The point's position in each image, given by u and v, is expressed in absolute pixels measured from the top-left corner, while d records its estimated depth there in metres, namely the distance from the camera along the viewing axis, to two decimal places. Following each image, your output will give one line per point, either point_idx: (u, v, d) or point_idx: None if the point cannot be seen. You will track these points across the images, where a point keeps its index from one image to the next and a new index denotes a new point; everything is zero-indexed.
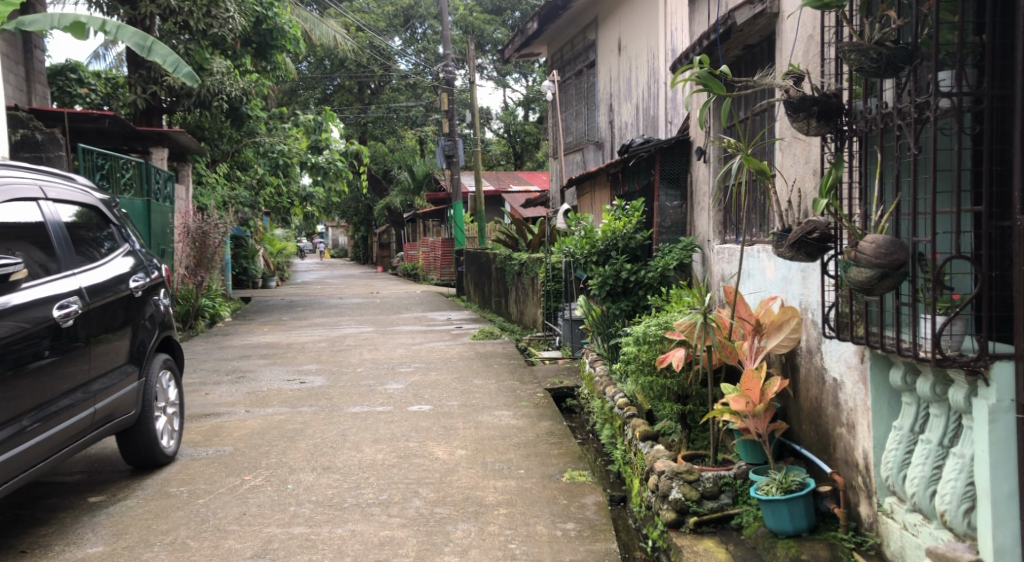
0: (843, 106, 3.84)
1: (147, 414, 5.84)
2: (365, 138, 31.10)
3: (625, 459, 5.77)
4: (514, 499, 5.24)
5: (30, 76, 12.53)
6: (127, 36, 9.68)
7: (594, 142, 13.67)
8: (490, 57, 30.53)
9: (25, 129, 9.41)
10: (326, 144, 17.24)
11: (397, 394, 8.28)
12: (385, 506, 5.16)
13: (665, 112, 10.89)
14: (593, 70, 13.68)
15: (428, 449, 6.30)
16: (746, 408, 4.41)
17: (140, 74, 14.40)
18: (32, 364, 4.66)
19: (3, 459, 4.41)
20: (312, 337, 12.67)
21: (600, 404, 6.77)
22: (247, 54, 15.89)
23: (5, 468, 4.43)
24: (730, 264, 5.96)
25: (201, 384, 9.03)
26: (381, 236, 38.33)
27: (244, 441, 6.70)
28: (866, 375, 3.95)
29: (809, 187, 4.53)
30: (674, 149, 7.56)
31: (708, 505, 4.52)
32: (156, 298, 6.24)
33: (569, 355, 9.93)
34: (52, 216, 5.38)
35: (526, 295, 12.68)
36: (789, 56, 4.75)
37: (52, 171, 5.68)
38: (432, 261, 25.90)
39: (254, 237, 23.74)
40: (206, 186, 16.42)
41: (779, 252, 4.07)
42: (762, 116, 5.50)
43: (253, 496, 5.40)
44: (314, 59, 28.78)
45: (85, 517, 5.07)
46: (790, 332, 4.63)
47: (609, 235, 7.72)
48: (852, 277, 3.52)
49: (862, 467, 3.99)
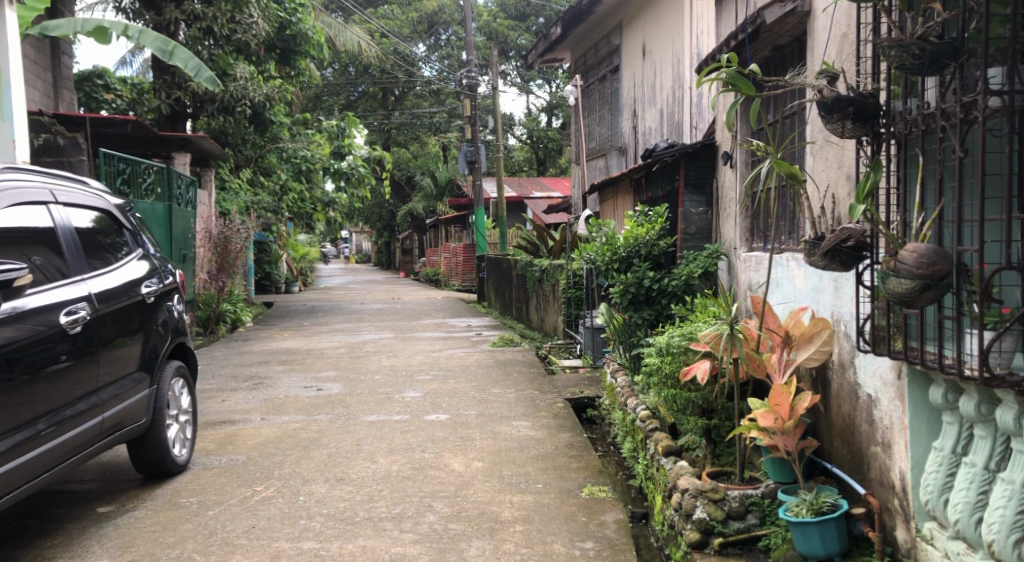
0: (880, 107, 3.65)
1: (158, 422, 5.70)
2: (389, 144, 31.05)
3: (647, 474, 5.56)
4: (530, 515, 5.06)
5: (59, 83, 12.54)
6: (149, 40, 9.58)
7: (618, 147, 13.48)
8: (513, 64, 30.41)
9: (47, 133, 9.17)
10: (349, 150, 17.12)
11: (414, 402, 8.12)
12: (398, 521, 4.99)
13: (690, 117, 10.69)
14: (617, 75, 13.49)
15: (444, 461, 6.13)
16: (774, 424, 4.19)
17: (164, 80, 14.43)
18: (48, 367, 4.58)
19: (15, 463, 4.31)
20: (331, 343, 12.55)
21: (621, 416, 6.57)
22: (271, 60, 15.86)
23: (16, 474, 4.33)
24: (758, 273, 5.75)
25: (218, 390, 8.91)
26: (402, 241, 38.27)
27: (257, 450, 6.56)
28: (903, 392, 3.74)
29: (842, 193, 4.32)
30: (700, 155, 7.35)
31: (734, 526, 4.32)
32: (169, 304, 6.11)
33: (590, 364, 9.73)
34: (63, 221, 5.22)
35: (547, 302, 12.50)
36: (821, 57, 4.56)
37: (63, 174, 5.53)
38: (453, 267, 25.79)
39: (278, 242, 23.71)
40: (229, 191, 16.24)
41: (811, 261, 3.87)
42: (791, 120, 5.29)
43: (264, 507, 5.26)
44: (338, 65, 28.77)
45: (93, 529, 4.95)
46: (822, 345, 4.41)
47: (632, 242, 7.55)
48: (890, 288, 3.31)
49: (899, 490, 3.77)
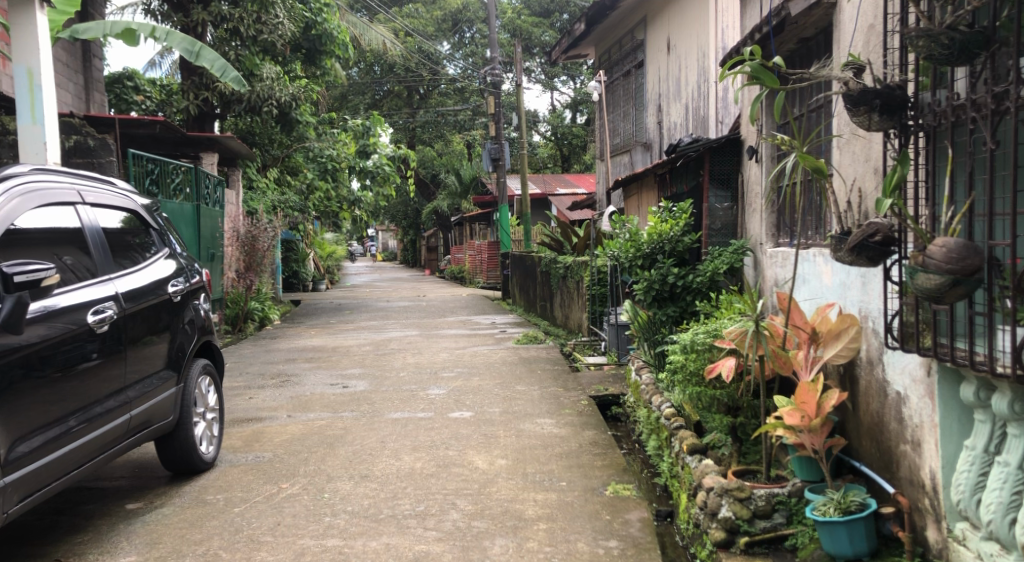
0: (908, 99, 3.58)
1: (186, 420, 5.73)
2: (414, 142, 31.09)
3: (672, 472, 5.51)
4: (554, 513, 5.04)
5: (89, 85, 12.69)
6: (176, 41, 9.63)
7: (642, 142, 13.40)
8: (538, 60, 30.35)
9: (78, 134, 9.24)
10: (375, 149, 17.32)
11: (438, 400, 8.12)
12: (422, 518, 4.99)
13: (716, 111, 10.60)
14: (641, 70, 13.40)
15: (468, 458, 6.12)
16: (801, 422, 4.14)
17: (192, 80, 14.54)
18: (80, 365, 4.64)
19: (47, 460, 4.35)
20: (357, 340, 12.59)
21: (646, 413, 6.52)
22: (296, 60, 15.95)
23: (48, 470, 4.37)
24: (784, 269, 5.67)
25: (245, 388, 8.97)
26: (427, 239, 38.35)
27: (283, 447, 6.59)
28: (933, 390, 3.67)
29: (870, 187, 4.24)
30: (725, 149, 7.28)
31: (761, 525, 4.26)
32: (195, 302, 6.14)
33: (615, 361, 9.68)
34: (91, 222, 5.26)
35: (571, 299, 12.45)
36: (847, 49, 4.49)
37: (91, 175, 5.57)
38: (478, 265, 25.80)
39: (305, 240, 23.86)
40: (257, 191, 16.33)
41: (838, 257, 3.82)
42: (818, 113, 5.22)
43: (289, 505, 5.27)
44: (363, 65, 28.88)
45: (121, 525, 4.99)
46: (849, 342, 4.36)
47: (655, 238, 7.47)
48: (918, 284, 3.24)
49: (930, 489, 3.69)
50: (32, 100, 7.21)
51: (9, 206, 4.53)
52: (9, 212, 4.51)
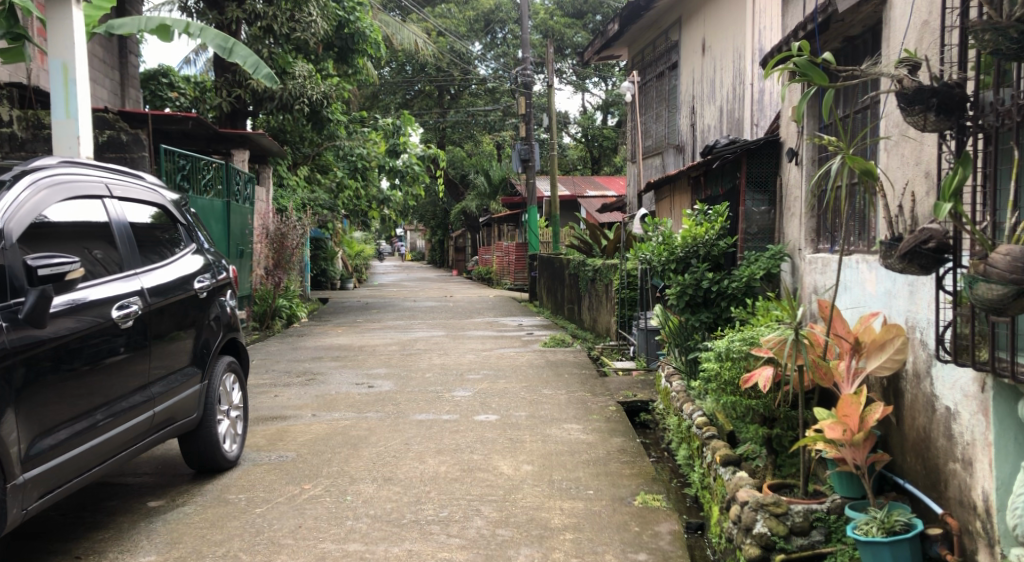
0: (967, 97, 3.39)
1: (209, 418, 5.64)
2: (444, 142, 31.07)
3: (703, 483, 5.36)
4: (581, 523, 4.89)
5: (125, 81, 12.74)
6: (210, 37, 9.57)
7: (674, 145, 13.21)
8: (569, 62, 30.23)
9: (111, 129, 9.22)
10: (404, 148, 16.81)
11: (464, 402, 8.01)
12: (445, 524, 4.86)
13: (752, 114, 10.40)
14: (675, 72, 13.22)
15: (493, 463, 5.99)
16: (843, 436, 3.97)
17: (225, 78, 14.63)
18: (107, 359, 4.60)
19: (73, 452, 4.30)
20: (384, 340, 12.51)
21: (677, 421, 6.35)
22: (329, 59, 15.90)
23: (74, 463, 4.32)
24: (824, 275, 5.49)
25: (271, 385, 8.92)
26: (454, 240, 38.28)
27: (307, 447, 6.50)
28: (987, 406, 3.47)
29: (920, 191, 4.05)
30: (762, 151, 7.09)
31: (797, 542, 4.10)
32: (221, 299, 6.05)
33: (643, 366, 9.51)
34: (118, 216, 5.18)
35: (600, 303, 12.27)
36: (899, 47, 4.30)
37: (119, 169, 5.49)
38: (505, 266, 25.72)
39: (334, 239, 23.91)
40: (287, 188, 16.34)
41: (888, 264, 3.65)
42: (864, 113, 5.04)
43: (311, 507, 5.17)
44: (395, 64, 28.89)
45: (142, 523, 4.90)
46: (894, 353, 4.18)
47: (690, 242, 7.31)
48: (977, 294, 3.06)
49: (982, 511, 3.50)
50: (66, 94, 7.20)
51: (37, 198, 4.46)
52: (36, 204, 4.45)
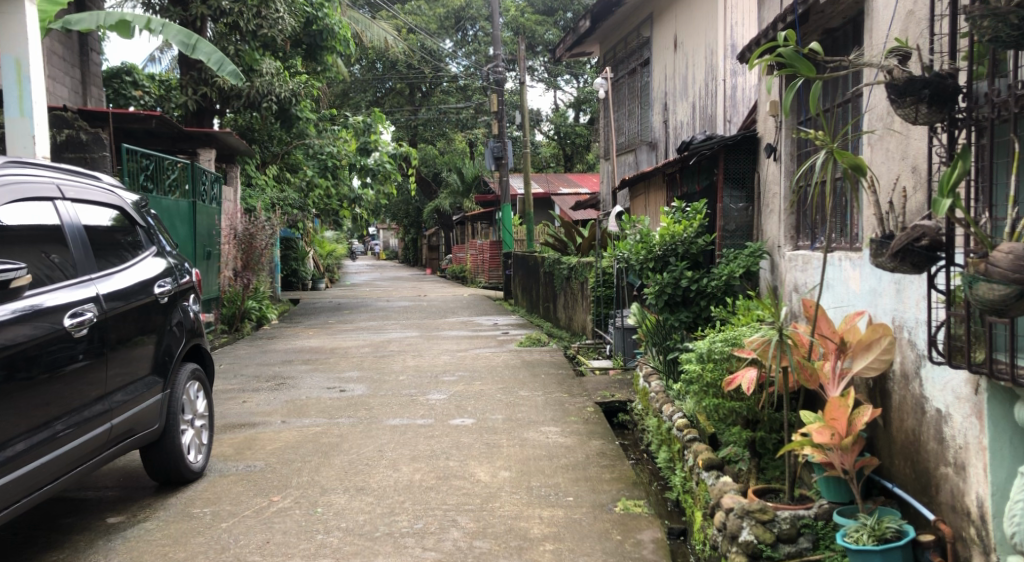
0: (961, 88, 3.28)
1: (173, 428, 5.40)
2: (416, 140, 30.75)
3: (685, 487, 5.22)
4: (561, 532, 4.73)
5: (87, 79, 12.38)
6: (172, 34, 9.23)
7: (647, 142, 13.10)
8: (540, 59, 30.09)
9: (69, 128, 8.90)
10: (376, 145, 16.84)
11: (438, 405, 7.81)
12: (420, 537, 4.68)
13: (724, 109, 10.35)
14: (647, 68, 13.09)
15: (470, 470, 5.82)
16: (831, 440, 3.86)
17: (191, 75, 14.24)
18: (67, 367, 4.38)
19: (32, 464, 4.10)
20: (357, 341, 12.29)
21: (656, 423, 6.20)
22: (297, 56, 15.63)
23: (32, 477, 4.11)
24: (805, 273, 5.39)
25: (239, 391, 8.66)
26: (427, 237, 37.95)
27: (276, 456, 6.27)
28: (982, 409, 3.37)
29: (908, 186, 3.93)
30: (739, 146, 6.97)
31: (785, 550, 3.98)
32: (184, 304, 5.80)
33: (620, 365, 9.35)
34: (70, 219, 4.91)
35: (575, 301, 12.14)
36: (883, 38, 4.16)
37: (73, 170, 5.22)
38: (479, 265, 25.53)
39: (305, 238, 23.61)
40: (256, 187, 16.00)
41: (879, 262, 3.55)
42: (845, 108, 4.93)
43: (279, 520, 4.96)
44: (365, 62, 28.54)
45: (101, 542, 4.67)
46: (881, 353, 4.06)
47: (668, 240, 7.16)
48: (977, 293, 2.95)
49: (977, 517, 3.40)
50: (20, 92, 6.90)
51: None
52: None
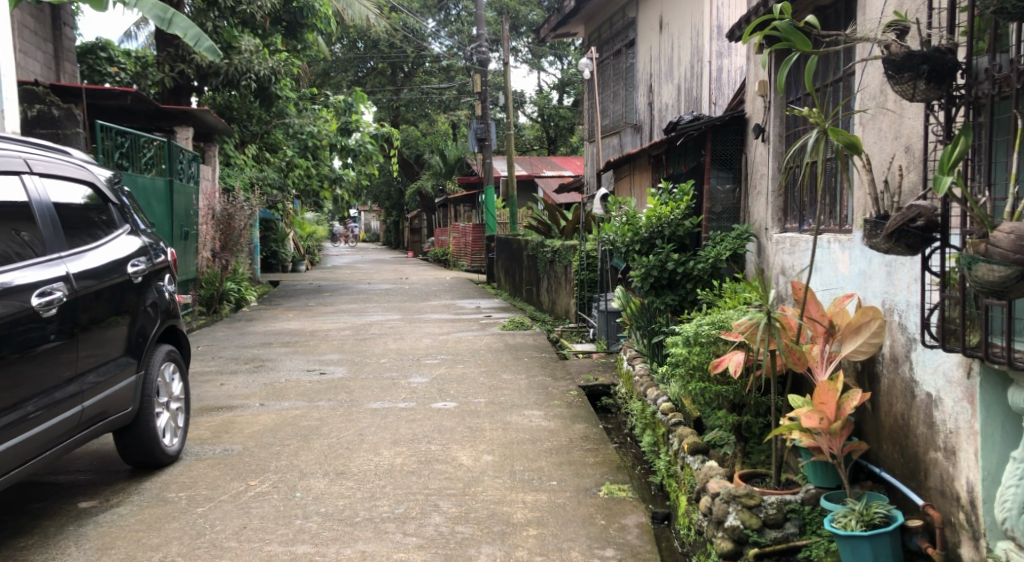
0: (960, 64, 3.21)
1: (148, 411, 5.26)
2: (398, 121, 30.48)
3: (669, 471, 5.15)
4: (545, 517, 4.65)
5: (60, 54, 12.10)
6: (147, 7, 8.94)
7: (632, 124, 13.01)
8: (524, 40, 29.89)
9: (41, 104, 8.70)
10: (357, 126, 16.69)
11: (420, 388, 7.72)
12: (401, 522, 4.59)
13: (708, 92, 10.27)
14: (632, 50, 12.96)
15: (452, 454, 5.73)
16: (819, 425, 3.80)
17: (168, 52, 14.01)
18: (38, 347, 4.26)
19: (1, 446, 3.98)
20: (338, 324, 12.15)
21: (640, 406, 6.13)
22: (277, 33, 15.40)
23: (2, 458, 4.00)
24: (792, 256, 5.35)
25: (217, 373, 8.52)
26: (409, 220, 37.67)
27: (254, 439, 6.15)
28: (974, 393, 3.32)
29: (901, 166, 3.88)
30: (727, 127, 6.92)
31: (771, 535, 3.92)
32: (159, 284, 5.65)
33: (603, 349, 9.29)
34: (39, 195, 4.72)
35: (558, 285, 12.05)
36: (878, 15, 4.11)
37: (42, 144, 5.04)
38: (462, 247, 25.40)
39: (285, 219, 23.37)
40: (234, 167, 15.69)
41: (873, 244, 3.52)
42: (836, 88, 4.87)
43: (257, 505, 4.85)
44: (348, 41, 28.23)
45: (72, 527, 4.55)
46: (871, 337, 3.99)
47: (655, 222, 7.04)
48: (978, 275, 2.90)
49: (966, 503, 3.35)
50: None
51: None
52: None
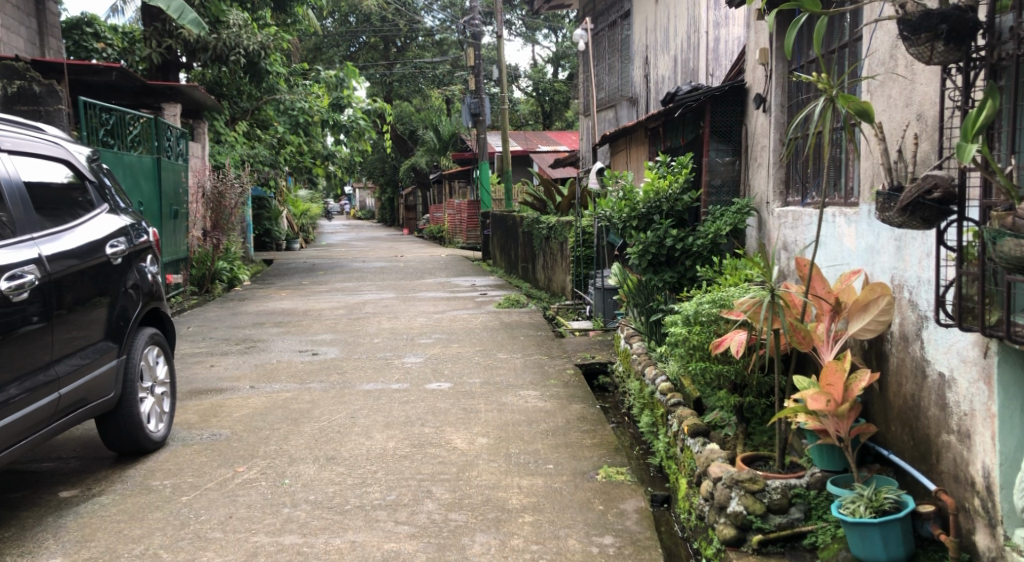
0: (981, 23, 3.05)
1: (130, 395, 5.09)
2: (391, 97, 30.17)
3: (669, 453, 5.01)
4: (541, 503, 4.51)
5: (44, 30, 11.82)
6: None
7: (628, 97, 12.76)
8: (518, 13, 29.55)
9: (21, 79, 8.38)
10: (349, 101, 16.44)
11: (414, 369, 7.57)
12: (392, 509, 4.45)
13: (705, 63, 10.02)
14: (628, 21, 12.71)
15: (445, 437, 5.57)
16: (826, 407, 3.64)
17: (155, 27, 13.64)
18: (17, 329, 4.10)
19: None
20: (332, 303, 11.98)
21: (638, 385, 5.97)
22: (266, 7, 15.15)
23: None
24: (794, 230, 5.19)
25: (207, 355, 8.35)
26: (404, 197, 37.39)
27: (243, 424, 6.00)
28: (991, 374, 3.16)
29: (910, 136, 3.72)
30: (726, 98, 6.73)
31: (775, 521, 3.77)
32: (141, 265, 5.45)
33: (600, 326, 9.14)
34: (8, 172, 4.49)
35: (554, 261, 11.88)
36: None
37: (13, 120, 4.80)
38: (457, 225, 25.19)
39: (278, 197, 23.12)
40: (224, 144, 15.27)
41: (885, 218, 3.37)
42: (841, 55, 4.70)
43: (244, 493, 4.70)
44: (339, 15, 27.85)
45: (51, 518, 4.40)
46: (878, 315, 3.84)
47: (652, 197, 6.84)
48: (1002, 250, 2.74)
49: (981, 488, 3.20)
50: None
51: None
52: None
